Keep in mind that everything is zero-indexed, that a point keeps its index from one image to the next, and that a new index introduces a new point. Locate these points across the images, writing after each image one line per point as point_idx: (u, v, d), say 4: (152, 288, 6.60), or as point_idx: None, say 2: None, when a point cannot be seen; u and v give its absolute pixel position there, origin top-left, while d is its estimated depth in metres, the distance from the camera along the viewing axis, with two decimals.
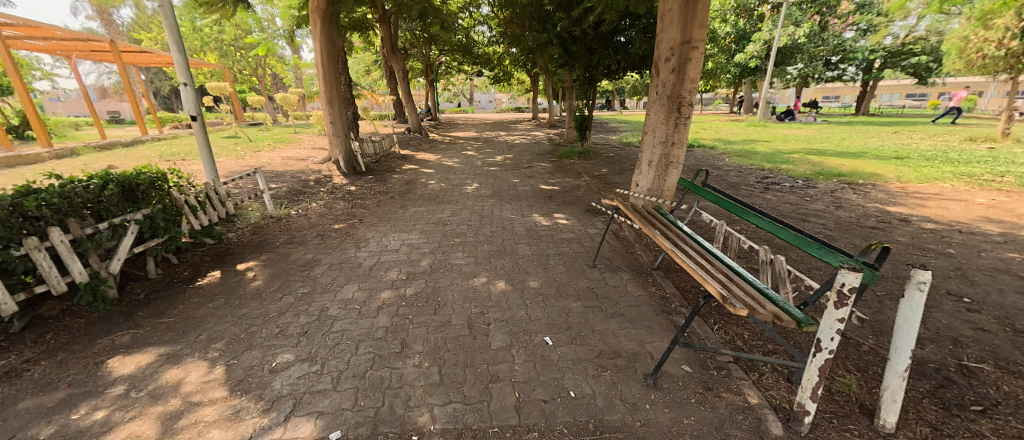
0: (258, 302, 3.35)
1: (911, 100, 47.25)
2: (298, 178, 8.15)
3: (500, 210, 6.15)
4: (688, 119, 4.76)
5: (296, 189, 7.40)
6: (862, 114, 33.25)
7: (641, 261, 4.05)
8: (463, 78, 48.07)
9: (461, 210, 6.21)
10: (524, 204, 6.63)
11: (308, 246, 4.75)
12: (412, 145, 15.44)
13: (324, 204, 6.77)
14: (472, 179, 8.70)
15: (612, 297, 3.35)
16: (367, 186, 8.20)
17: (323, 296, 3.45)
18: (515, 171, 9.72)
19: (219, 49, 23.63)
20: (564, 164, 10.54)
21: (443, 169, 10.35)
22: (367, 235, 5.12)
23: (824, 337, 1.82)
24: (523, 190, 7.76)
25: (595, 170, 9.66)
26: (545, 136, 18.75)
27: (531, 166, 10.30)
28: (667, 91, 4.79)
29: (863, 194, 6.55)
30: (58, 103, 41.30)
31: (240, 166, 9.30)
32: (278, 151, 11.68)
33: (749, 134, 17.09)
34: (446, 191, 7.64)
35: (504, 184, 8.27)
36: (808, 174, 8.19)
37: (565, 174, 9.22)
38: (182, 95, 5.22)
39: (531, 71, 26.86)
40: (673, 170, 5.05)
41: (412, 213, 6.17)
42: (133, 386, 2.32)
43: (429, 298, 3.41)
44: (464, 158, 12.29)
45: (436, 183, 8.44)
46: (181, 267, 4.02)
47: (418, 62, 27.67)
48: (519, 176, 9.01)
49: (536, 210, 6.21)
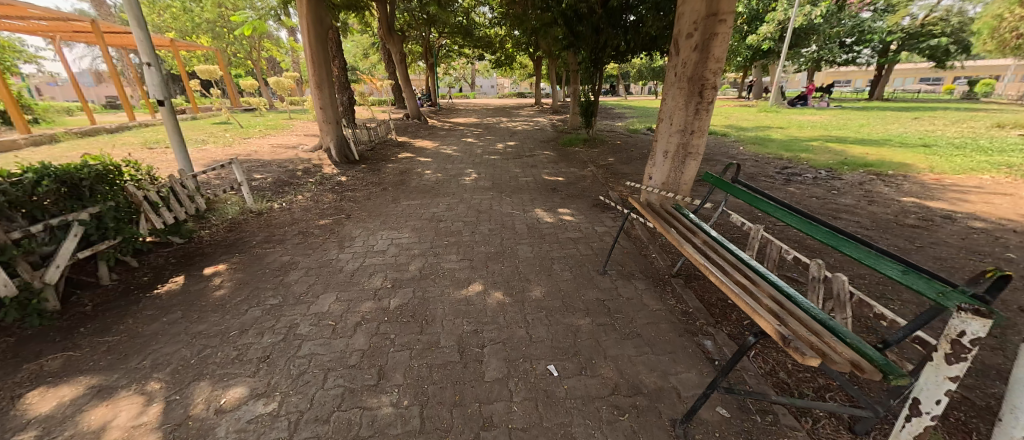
0: (219, 315, 2.93)
1: (926, 85, 45.77)
2: (285, 168, 7.65)
3: (500, 205, 5.66)
4: (710, 104, 4.20)
5: (281, 180, 6.91)
6: (876, 100, 32.18)
7: (656, 267, 3.57)
8: (464, 62, 46.94)
9: (457, 204, 5.73)
10: (526, 197, 6.13)
11: (286, 247, 4.30)
12: (410, 132, 14.90)
13: (311, 197, 6.31)
14: (471, 169, 8.16)
15: (626, 312, 2.88)
16: (360, 176, 7.73)
17: (294, 309, 3.01)
18: (517, 159, 9.18)
19: (212, 31, 22.53)
20: (568, 152, 10.01)
21: (441, 157, 9.82)
22: (353, 233, 4.66)
23: (925, 398, 1.36)
24: (525, 181, 7.24)
25: (601, 159, 9.12)
26: (548, 122, 18.08)
27: (534, 155, 9.74)
28: (688, 73, 4.22)
29: (896, 187, 6.00)
30: (55, 87, 40.81)
31: (227, 155, 8.82)
32: (269, 138, 11.15)
33: (761, 120, 16.39)
34: (443, 182, 7.14)
35: (505, 174, 7.75)
36: (831, 164, 7.63)
37: (570, 164, 8.67)
38: (146, 77, 4.72)
39: (534, 54, 25.98)
40: (692, 162, 4.51)
41: (404, 208, 5.69)
42: (46, 432, 1.90)
43: (415, 312, 2.96)
44: (463, 145, 11.74)
45: (433, 173, 7.96)
46: (141, 272, 3.58)
47: (417, 45, 26.82)
48: (521, 166, 8.48)
49: (538, 204, 5.70)
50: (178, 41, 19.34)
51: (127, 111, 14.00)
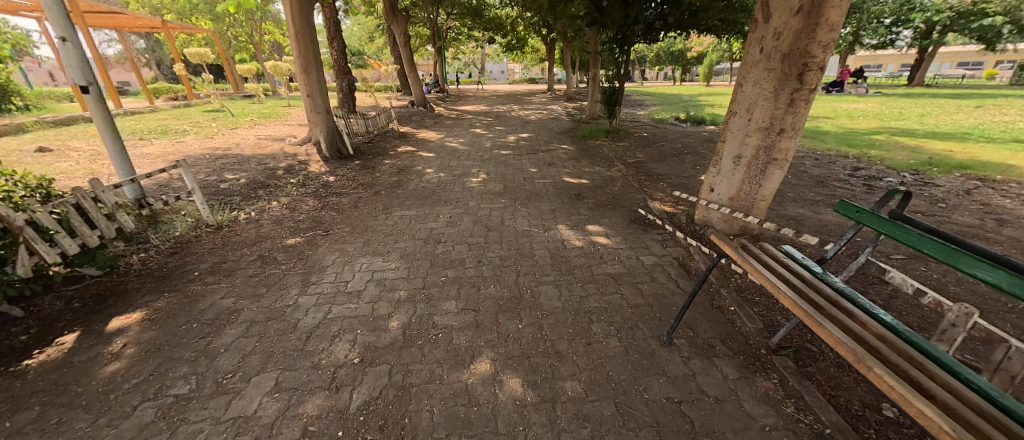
0: (88, 419, 1.91)
1: (968, 70, 42.23)
2: (264, 165, 6.62)
3: (515, 219, 4.55)
4: (810, 93, 2.99)
5: (256, 182, 5.89)
6: (917, 86, 29.63)
7: (746, 334, 2.44)
8: (474, 47, 45.29)
9: (461, 216, 4.65)
10: (545, 207, 5.00)
11: (234, 280, 3.28)
12: (414, 121, 13.81)
13: (288, 203, 5.30)
14: (479, 167, 7.05)
15: (724, 433, 1.77)
16: (350, 176, 6.70)
17: (204, 408, 1.97)
18: (532, 156, 8.00)
19: (210, 12, 21.47)
20: (589, 147, 8.83)
21: (445, 152, 8.70)
22: (325, 262, 3.61)
23: None
24: (542, 184, 6.10)
25: (629, 156, 7.92)
26: (563, 111, 16.75)
27: (551, 150, 8.55)
28: (783, 48, 2.99)
29: (1018, 198, 4.71)
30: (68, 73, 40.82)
31: (205, 147, 7.84)
32: (258, 128, 10.15)
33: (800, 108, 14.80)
34: (445, 185, 6.05)
35: (518, 174, 6.62)
36: (913, 164, 6.31)
37: (593, 161, 7.48)
38: (62, 56, 3.71)
39: (547, 37, 24.44)
40: (775, 172, 3.33)
41: (396, 220, 4.64)
42: None
43: (386, 419, 1.90)
44: (471, 137, 10.63)
45: (435, 172, 6.89)
46: (21, 326, 2.59)
47: (425, 27, 25.49)
48: (537, 164, 7.34)
49: (560, 218, 4.58)
50: (171, 23, 18.14)
51: (113, 99, 12.99)
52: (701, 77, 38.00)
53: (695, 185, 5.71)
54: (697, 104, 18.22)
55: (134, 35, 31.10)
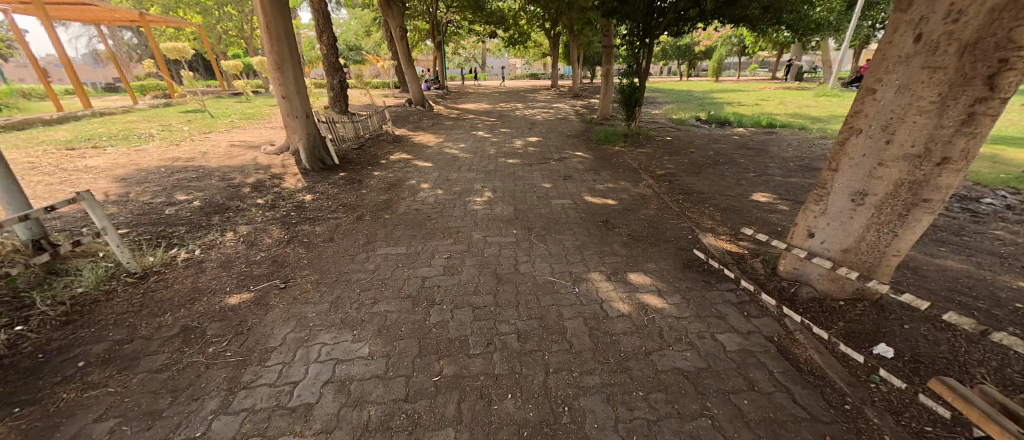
0: None
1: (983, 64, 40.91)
2: (229, 181, 5.57)
3: (532, 263, 3.51)
4: (1006, 105, 1.88)
5: (213, 204, 4.85)
6: None
7: None
8: (474, 41, 44.07)
9: (462, 259, 3.61)
10: (568, 243, 3.94)
11: (128, 379, 2.22)
12: (411, 121, 12.76)
13: (248, 234, 4.26)
14: (483, 182, 6.03)
15: None
16: (332, 193, 5.68)
17: None
18: (542, 166, 6.94)
19: (198, 5, 20.35)
20: (608, 154, 7.78)
21: (443, 160, 7.65)
22: (272, 339, 2.56)
23: None
24: (560, 205, 5.05)
25: (656, 166, 6.88)
26: (570, 110, 15.65)
27: (563, 159, 7.49)
28: (964, 34, 1.89)
29: None
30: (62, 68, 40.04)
31: (165, 156, 6.78)
32: (235, 131, 9.08)
33: (827, 107, 13.70)
34: (442, 208, 5.01)
35: (530, 192, 5.57)
36: (1006, 179, 5.25)
37: (615, 174, 6.41)
38: None
39: (552, 30, 23.31)
40: (922, 218, 2.26)
41: (378, 262, 3.60)
42: None
43: None
44: (473, 141, 9.58)
45: (431, 188, 5.88)
46: None
47: (424, 21, 24.37)
48: (550, 176, 6.30)
49: (591, 260, 3.53)
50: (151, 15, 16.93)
51: (82, 98, 11.86)
52: (710, 72, 36.76)
53: (750, 209, 4.64)
54: (713, 102, 17.15)
55: (124, 30, 30.07)
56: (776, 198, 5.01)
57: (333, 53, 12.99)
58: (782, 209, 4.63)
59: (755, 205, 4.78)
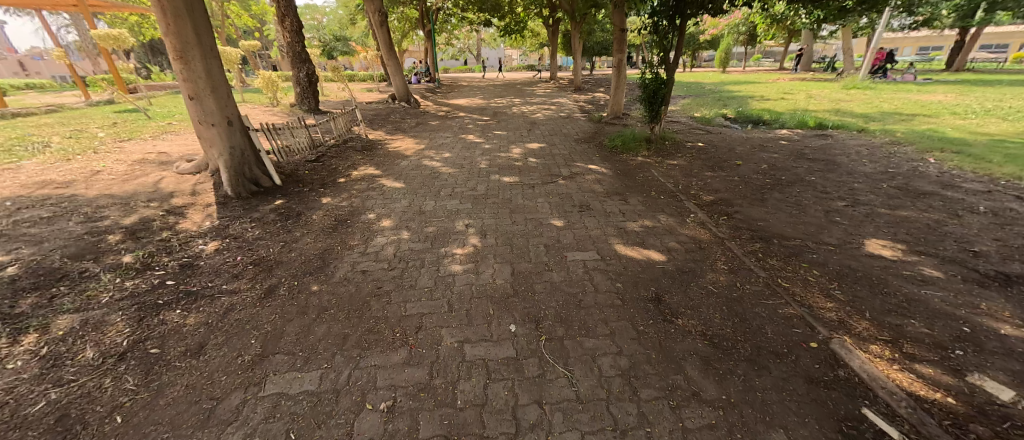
0: None
1: (997, 53, 39.36)
2: (93, 223, 3.81)
3: (545, 433, 1.80)
4: None
5: (41, 269, 3.10)
6: (959, 71, 26.68)
7: None
8: (468, 30, 41.82)
9: (412, 419, 1.89)
10: (605, 363, 2.24)
11: None
12: (392, 121, 10.97)
13: (60, 337, 2.50)
14: (467, 218, 4.33)
15: None
16: (249, 238, 3.96)
17: None
18: (549, 188, 5.23)
19: None
20: (630, 168, 6.09)
21: (419, 178, 5.92)
22: None
23: None
24: (580, 264, 3.34)
25: (698, 187, 5.20)
26: (574, 106, 13.88)
27: (575, 176, 5.78)
28: None
29: None
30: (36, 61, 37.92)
31: (35, 177, 4.95)
32: (161, 139, 7.25)
33: (869, 101, 11.99)
34: (402, 271, 3.30)
35: (534, 236, 3.87)
36: None
37: (648, 202, 4.71)
38: None
39: (551, 18, 21.43)
40: None
41: (253, 424, 1.89)
42: None
43: None
44: (460, 147, 7.84)
45: (394, 227, 4.17)
46: None
47: (412, 7, 22.38)
48: (561, 205, 4.62)
49: (661, 427, 1.81)
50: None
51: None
52: (717, 63, 34.97)
53: (881, 275, 2.96)
54: (732, 96, 15.44)
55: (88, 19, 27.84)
56: (905, 251, 3.32)
57: (298, 41, 11.11)
58: (932, 276, 2.95)
59: (883, 267, 3.08)
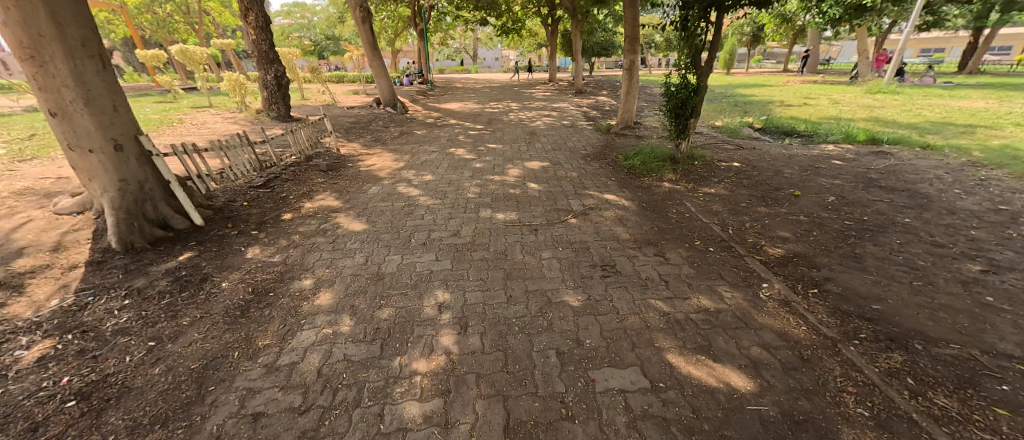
0: None
1: (1002, 54, 38.53)
2: None
3: None
4: None
5: None
6: (973, 73, 25.59)
7: None
8: (463, 30, 40.54)
9: None
10: None
11: None
12: (372, 130, 9.66)
13: None
14: (440, 292, 2.99)
15: None
16: (104, 334, 2.58)
17: None
18: (557, 233, 3.92)
19: None
20: (657, 200, 4.79)
21: (388, 213, 4.61)
22: None
23: None
24: (621, 404, 1.98)
25: (756, 232, 3.89)
26: (577, 112, 12.61)
27: (589, 212, 4.47)
28: None
29: None
30: None
31: None
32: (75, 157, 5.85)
33: (904, 108, 10.78)
34: (318, 419, 1.93)
35: (540, 332, 2.53)
36: None
37: (696, 261, 3.39)
38: None
39: (551, 16, 20.20)
40: None
41: None
42: None
43: None
44: (445, 165, 6.53)
45: (330, 309, 2.83)
46: None
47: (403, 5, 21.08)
48: (574, 266, 3.30)
49: None
50: None
51: None
52: (720, 65, 33.85)
53: None
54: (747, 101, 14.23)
55: None
56: None
57: (265, 38, 9.75)
58: None
59: None
